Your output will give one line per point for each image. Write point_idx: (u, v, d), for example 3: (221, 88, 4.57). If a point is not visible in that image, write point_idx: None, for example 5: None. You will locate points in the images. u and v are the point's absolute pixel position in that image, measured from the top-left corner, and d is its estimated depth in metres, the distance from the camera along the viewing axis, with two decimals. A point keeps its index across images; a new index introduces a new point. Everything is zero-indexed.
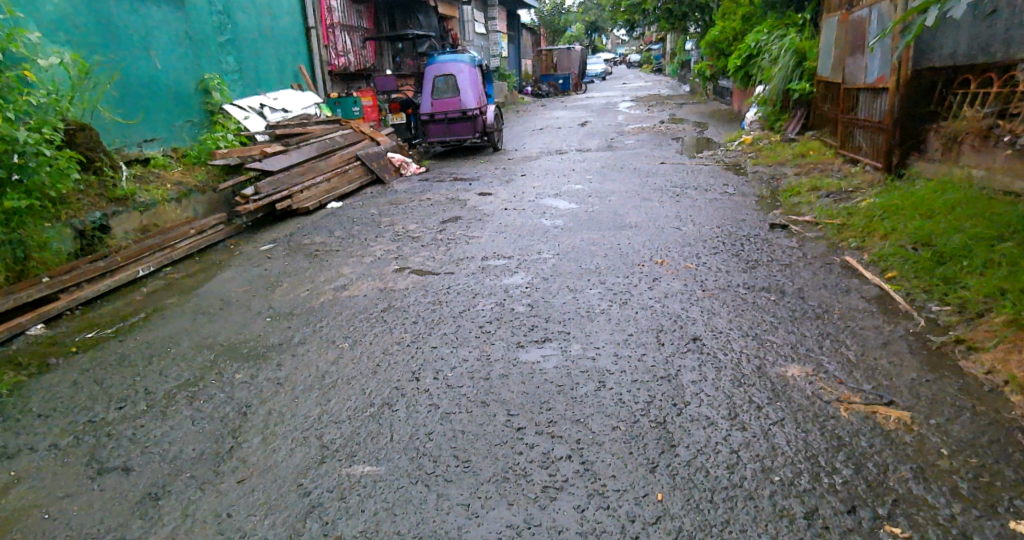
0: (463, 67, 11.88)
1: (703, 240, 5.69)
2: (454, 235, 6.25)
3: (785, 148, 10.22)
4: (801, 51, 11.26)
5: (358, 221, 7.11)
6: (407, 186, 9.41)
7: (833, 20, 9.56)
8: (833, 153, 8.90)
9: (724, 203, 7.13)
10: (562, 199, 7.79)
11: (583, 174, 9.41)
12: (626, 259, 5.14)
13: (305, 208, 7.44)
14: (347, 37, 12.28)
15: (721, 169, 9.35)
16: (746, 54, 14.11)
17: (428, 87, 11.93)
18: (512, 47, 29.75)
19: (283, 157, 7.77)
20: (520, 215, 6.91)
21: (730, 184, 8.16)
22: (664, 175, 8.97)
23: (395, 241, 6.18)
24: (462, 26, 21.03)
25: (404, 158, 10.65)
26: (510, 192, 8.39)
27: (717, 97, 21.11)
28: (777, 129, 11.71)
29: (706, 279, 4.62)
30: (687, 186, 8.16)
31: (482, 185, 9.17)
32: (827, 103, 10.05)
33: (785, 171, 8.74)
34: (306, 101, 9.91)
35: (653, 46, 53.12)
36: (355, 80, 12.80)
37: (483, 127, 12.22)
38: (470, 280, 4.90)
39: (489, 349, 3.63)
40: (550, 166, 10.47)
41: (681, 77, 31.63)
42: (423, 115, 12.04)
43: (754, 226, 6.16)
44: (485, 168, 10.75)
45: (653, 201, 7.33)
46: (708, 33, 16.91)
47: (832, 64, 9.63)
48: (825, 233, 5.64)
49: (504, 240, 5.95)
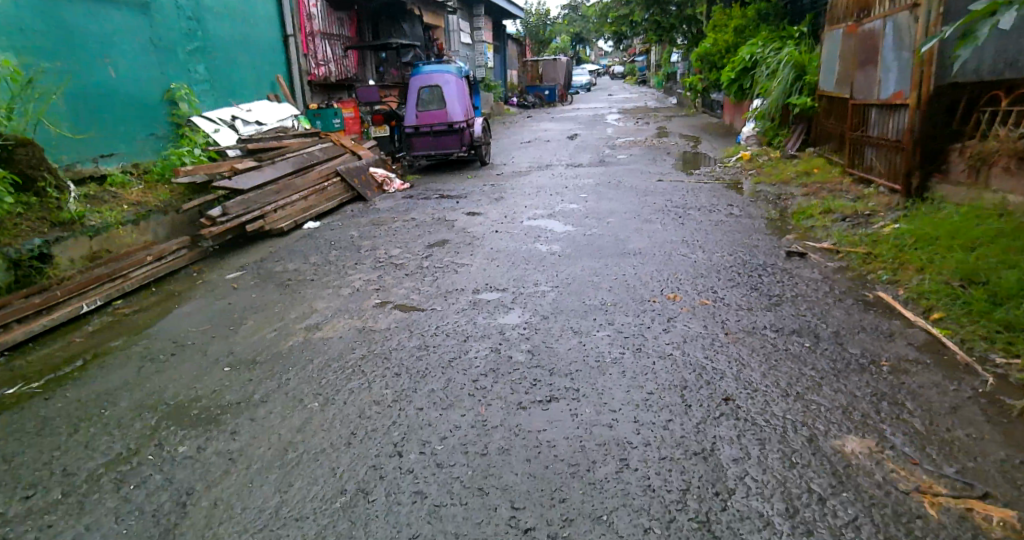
0: (450, 78, 11.37)
1: (716, 271, 5.18)
2: (441, 262, 5.70)
3: (787, 165, 9.79)
4: (800, 65, 10.86)
5: (337, 244, 6.54)
6: (391, 204, 8.87)
7: (838, 33, 9.13)
8: (839, 172, 8.47)
9: (731, 226, 6.64)
10: (556, 220, 7.28)
11: (576, 192, 8.91)
12: (633, 294, 4.62)
13: (280, 228, 6.96)
14: (327, 46, 11.71)
15: (722, 188, 8.88)
16: (740, 67, 13.72)
17: (413, 98, 11.41)
18: (498, 57, 29.31)
19: (257, 174, 7.23)
20: (512, 238, 6.38)
21: (735, 204, 7.68)
22: (662, 194, 8.47)
23: (378, 269, 5.63)
24: (447, 35, 20.53)
25: (387, 174, 10.10)
26: (501, 211, 7.88)
27: (706, 111, 20.77)
28: (775, 145, 11.24)
29: (727, 319, 4.11)
30: (688, 206, 7.67)
31: (471, 203, 8.65)
32: (831, 119, 9.61)
33: (790, 190, 8.28)
34: (282, 112, 9.32)
35: (637, 57, 52.98)
36: (337, 90, 12.24)
37: (471, 140, 11.71)
38: (461, 318, 4.36)
39: (486, 410, 3.09)
40: (542, 182, 9.98)
41: (668, 89, 31.38)
42: (408, 128, 11.50)
43: (767, 253, 5.67)
44: (473, 184, 10.23)
45: (654, 223, 6.83)
46: (700, 45, 16.54)
47: (837, 78, 9.20)
48: (848, 263, 5.16)
49: (496, 268, 5.41)
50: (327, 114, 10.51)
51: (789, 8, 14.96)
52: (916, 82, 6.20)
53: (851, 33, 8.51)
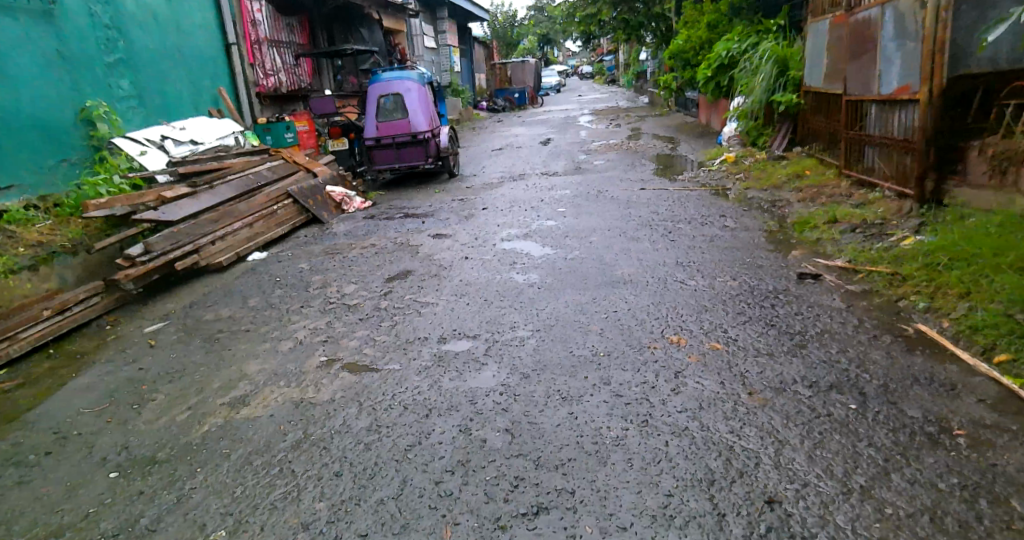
0: (411, 85, 10.59)
1: (720, 302, 4.45)
2: (403, 300, 4.91)
3: (775, 167, 9.14)
4: (783, 59, 10.21)
5: (283, 281, 5.72)
6: (350, 226, 8.05)
7: (824, 24, 8.46)
8: (835, 174, 7.82)
9: (727, 243, 5.93)
10: (533, 240, 6.52)
11: (553, 206, 8.15)
12: (628, 339, 3.87)
13: (218, 263, 6.19)
14: (276, 54, 10.83)
15: (709, 195, 8.19)
16: (717, 64, 13.08)
17: (372, 108, 10.59)
18: (465, 62, 28.66)
19: (190, 202, 6.43)
20: (483, 268, 5.60)
21: (727, 215, 6.98)
22: (646, 205, 7.75)
23: (326, 313, 4.81)
24: (411, 40, 19.80)
25: (346, 192, 9.25)
26: (470, 232, 7.10)
27: (680, 109, 20.15)
28: (760, 144, 10.57)
29: (747, 371, 3.38)
30: (675, 219, 6.97)
31: (437, 222, 7.85)
32: (821, 117, 8.96)
33: (784, 196, 7.61)
34: (223, 129, 8.43)
35: (606, 57, 52.50)
36: (290, 101, 11.36)
37: (437, 151, 10.92)
38: (423, 382, 3.57)
39: (453, 533, 2.39)
40: (515, 195, 9.21)
41: (639, 88, 30.82)
42: (368, 140, 10.66)
43: (775, 275, 4.96)
44: (440, 200, 9.43)
45: (641, 242, 6.11)
46: (672, 41, 15.89)
47: (825, 73, 8.52)
48: (871, 284, 4.47)
49: (466, 308, 4.63)
50: (277, 129, 9.73)
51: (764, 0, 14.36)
52: (924, 77, 5.44)
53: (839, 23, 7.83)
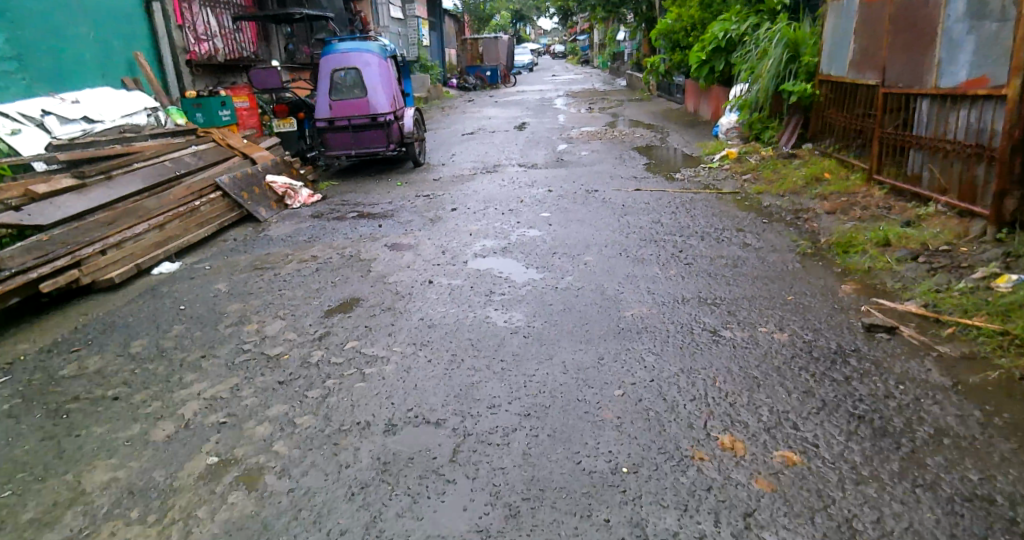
0: (370, 59, 9.23)
1: (775, 368, 3.21)
2: (345, 354, 3.66)
3: (788, 169, 7.99)
4: (795, 43, 9.09)
5: (189, 310, 4.40)
6: (293, 228, 6.73)
7: (854, 2, 7.35)
8: (861, 179, 6.67)
9: (755, 270, 4.74)
10: (513, 259, 5.31)
11: (534, 210, 6.94)
12: (659, 442, 2.65)
13: (107, 281, 4.89)
14: (210, 16, 9.40)
15: (716, 200, 7.02)
16: (711, 47, 11.93)
17: (326, 84, 9.21)
18: (434, 36, 27.07)
19: (77, 198, 5.20)
20: (450, 302, 4.36)
21: (745, 230, 5.81)
22: (643, 213, 6.55)
23: (233, 371, 3.50)
24: (373, 8, 18.27)
25: (291, 182, 7.84)
26: (436, 243, 5.86)
27: (662, 95, 19.04)
28: (766, 139, 9.47)
29: (855, 516, 2.23)
30: (681, 234, 5.78)
31: (397, 227, 6.59)
32: (841, 110, 7.85)
33: (807, 204, 6.49)
34: (132, 105, 7.13)
35: (578, 37, 51.06)
36: (229, 72, 10.00)
37: (400, 136, 9.58)
38: (358, 520, 2.31)
39: None
40: (490, 193, 7.97)
41: (615, 70, 29.60)
42: (320, 121, 9.26)
43: (837, 319, 3.75)
44: (404, 196, 8.12)
45: (646, 266, 4.89)
46: (659, 21, 14.68)
47: (851, 59, 7.43)
48: (973, 345, 3.35)
49: (427, 374, 3.38)
50: (210, 105, 8.35)
51: None
52: (1017, 67, 4.39)
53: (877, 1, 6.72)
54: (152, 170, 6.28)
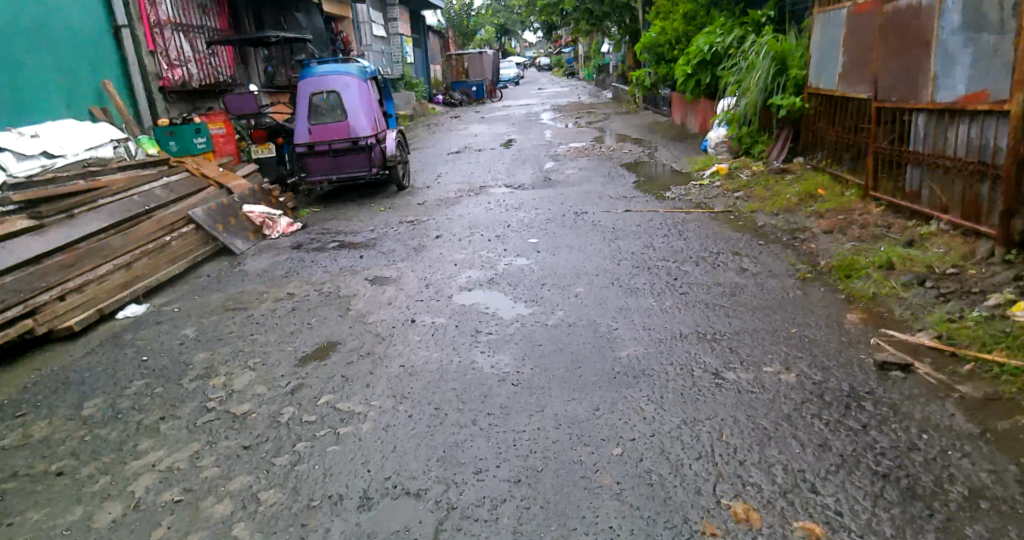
0: (350, 81, 9.03)
1: (786, 415, 2.93)
2: (318, 412, 3.39)
3: (781, 185, 7.77)
4: (782, 55, 8.93)
5: (153, 364, 4.16)
6: (270, 261, 6.43)
7: (842, 13, 7.17)
8: (857, 195, 6.48)
9: (754, 299, 4.50)
10: (500, 292, 5.06)
11: (521, 235, 6.69)
12: (665, 514, 2.40)
13: (62, 333, 4.72)
14: (183, 41, 9.16)
15: (709, 220, 6.81)
16: (697, 60, 11.76)
17: (304, 108, 8.98)
18: (419, 53, 26.96)
19: (32, 241, 5.03)
20: (433, 345, 4.08)
21: (741, 253, 5.59)
22: (634, 237, 6.33)
23: (193, 435, 3.29)
24: (355, 28, 18.15)
25: (269, 211, 7.51)
26: (420, 276, 5.59)
27: (650, 106, 18.87)
28: (755, 154, 9.28)
29: None
30: (675, 259, 5.55)
31: (379, 258, 6.31)
32: (832, 124, 7.67)
33: (803, 223, 6.28)
34: (97, 137, 6.88)
35: (564, 49, 51.17)
36: (204, 97, 9.70)
37: (382, 159, 9.31)
38: None
39: None
40: (476, 217, 7.70)
41: (601, 82, 29.49)
42: (299, 146, 9.00)
43: (850, 351, 3.48)
44: (386, 222, 7.84)
45: (639, 298, 4.65)
46: (644, 34, 14.52)
47: (840, 71, 7.24)
48: (997, 381, 3.08)
49: (406, 434, 3.10)
50: (184, 133, 8.05)
51: None
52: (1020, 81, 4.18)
53: (867, 12, 6.54)
54: (119, 206, 5.99)
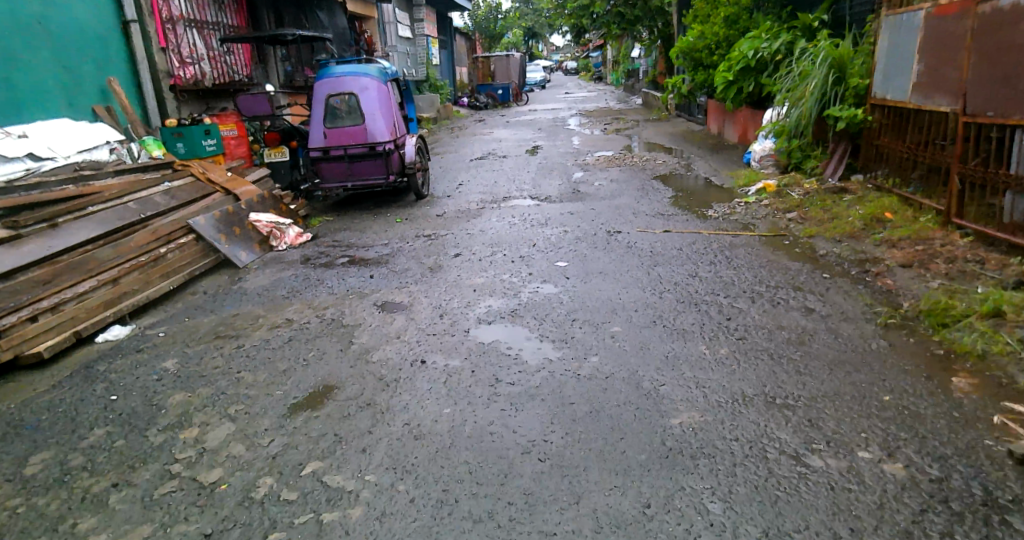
0: (368, 83, 8.45)
1: (904, 533, 2.29)
2: (302, 485, 2.75)
3: (840, 207, 7.03)
4: (840, 63, 8.26)
5: (119, 399, 3.53)
6: (274, 276, 5.83)
7: (920, 14, 6.45)
8: (933, 223, 5.95)
9: (828, 353, 3.79)
10: (525, 328, 4.42)
11: (548, 257, 6.05)
12: None
13: (31, 359, 4.12)
14: (198, 38, 8.60)
15: (759, 245, 6.12)
16: (740, 67, 11.00)
17: (320, 111, 8.44)
18: (445, 55, 26.46)
19: (4, 254, 4.42)
20: (444, 396, 3.43)
21: (803, 289, 4.88)
22: (676, 264, 5.64)
23: (147, 513, 2.66)
24: (381, 27, 17.76)
25: (277, 220, 6.92)
26: (433, 303, 4.97)
27: (683, 114, 18.13)
28: (807, 170, 8.56)
29: None
30: (725, 294, 4.87)
31: (391, 279, 5.71)
32: (898, 139, 7.00)
33: (871, 254, 5.58)
34: (94, 139, 6.37)
35: (592, 53, 50.53)
36: (217, 97, 9.15)
37: (401, 166, 8.74)
38: None
39: None
40: (501, 233, 7.07)
41: (630, 88, 28.76)
42: (312, 151, 8.46)
43: (971, 435, 2.78)
44: (404, 236, 7.23)
45: (688, 345, 3.98)
46: (680, 39, 13.75)
47: (914, 81, 6.54)
48: None
49: (405, 529, 2.47)
50: (192, 133, 7.50)
51: None
52: None
53: (960, 19, 5.83)
54: (112, 214, 5.38)
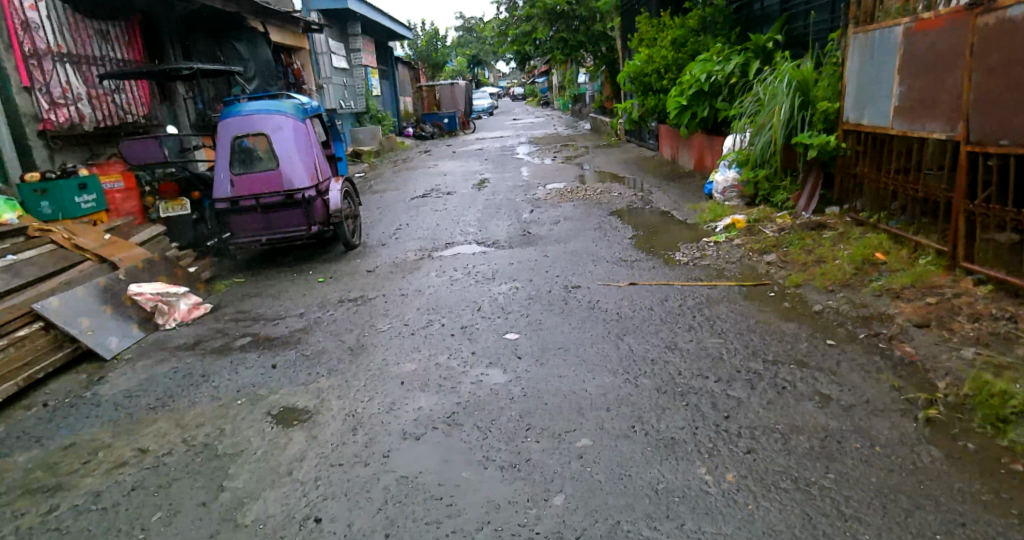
0: (282, 121, 7.32)
1: None
2: None
3: (823, 246, 6.18)
4: (804, 84, 7.50)
5: None
6: (150, 373, 4.67)
7: (897, 30, 5.69)
8: (935, 266, 5.15)
9: (870, 477, 2.84)
10: (462, 448, 3.37)
11: (495, 327, 4.99)
12: None
13: None
14: (74, 74, 7.40)
15: (742, 300, 5.19)
16: (693, 90, 10.23)
17: (225, 155, 7.28)
18: (386, 85, 25.42)
19: None
20: None
21: (810, 365, 3.92)
22: (649, 331, 4.65)
23: None
24: (313, 57, 16.68)
25: (165, 291, 5.70)
26: (346, 410, 3.85)
27: (635, 138, 17.41)
28: (777, 203, 7.74)
29: None
30: (714, 376, 3.89)
31: (299, 368, 4.57)
32: (877, 168, 6.21)
33: (878, 309, 4.69)
34: None
35: (539, 78, 50.36)
36: (105, 142, 7.93)
37: (325, 215, 7.59)
38: None
39: None
40: (440, 294, 5.98)
41: (578, 112, 28.19)
42: (219, 202, 7.29)
43: None
44: (324, 302, 6.07)
45: (680, 471, 3.02)
46: (627, 63, 12.96)
47: (896, 105, 5.74)
48: None
49: None
50: (63, 189, 6.32)
51: (742, 13, 11.59)
52: None
53: (950, 37, 5.06)
54: None
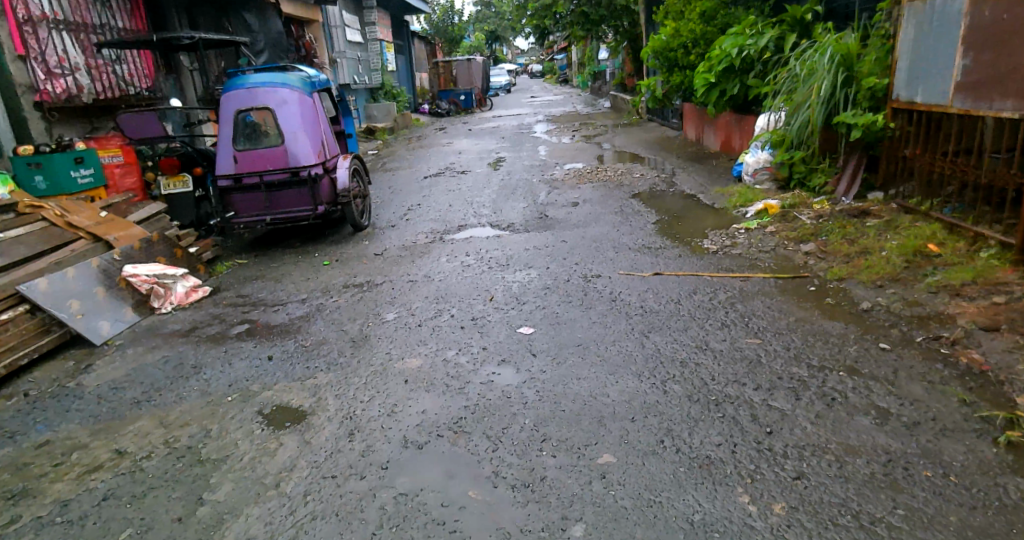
0: (288, 95, 6.90)
1: None
2: None
3: (867, 235, 5.69)
4: (848, 59, 6.95)
5: None
6: (139, 362, 4.34)
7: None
8: (1000, 260, 4.67)
9: (947, 516, 2.44)
10: (471, 462, 2.98)
11: (509, 320, 4.59)
12: None
13: None
14: (72, 43, 7.02)
15: (780, 295, 4.73)
16: (723, 66, 9.66)
17: (228, 131, 6.87)
18: (402, 60, 24.86)
19: None
20: None
21: (864, 373, 3.48)
22: (677, 328, 4.22)
23: None
24: (326, 30, 16.20)
25: (161, 273, 5.35)
26: (344, 413, 3.47)
27: (657, 118, 16.82)
28: (813, 187, 7.24)
29: None
30: (754, 383, 3.46)
31: (295, 360, 4.20)
32: (931, 152, 5.69)
33: (935, 308, 4.22)
34: None
35: (558, 55, 49.45)
36: (105, 116, 7.58)
37: (332, 195, 7.20)
38: None
39: None
40: (451, 281, 5.58)
41: (597, 91, 27.51)
42: (222, 180, 6.93)
43: None
44: (328, 287, 5.70)
45: (720, 498, 2.62)
46: (652, 37, 12.38)
47: (957, 80, 5.22)
48: None
49: None
50: (55, 163, 5.97)
51: None
52: None
53: None
54: None
